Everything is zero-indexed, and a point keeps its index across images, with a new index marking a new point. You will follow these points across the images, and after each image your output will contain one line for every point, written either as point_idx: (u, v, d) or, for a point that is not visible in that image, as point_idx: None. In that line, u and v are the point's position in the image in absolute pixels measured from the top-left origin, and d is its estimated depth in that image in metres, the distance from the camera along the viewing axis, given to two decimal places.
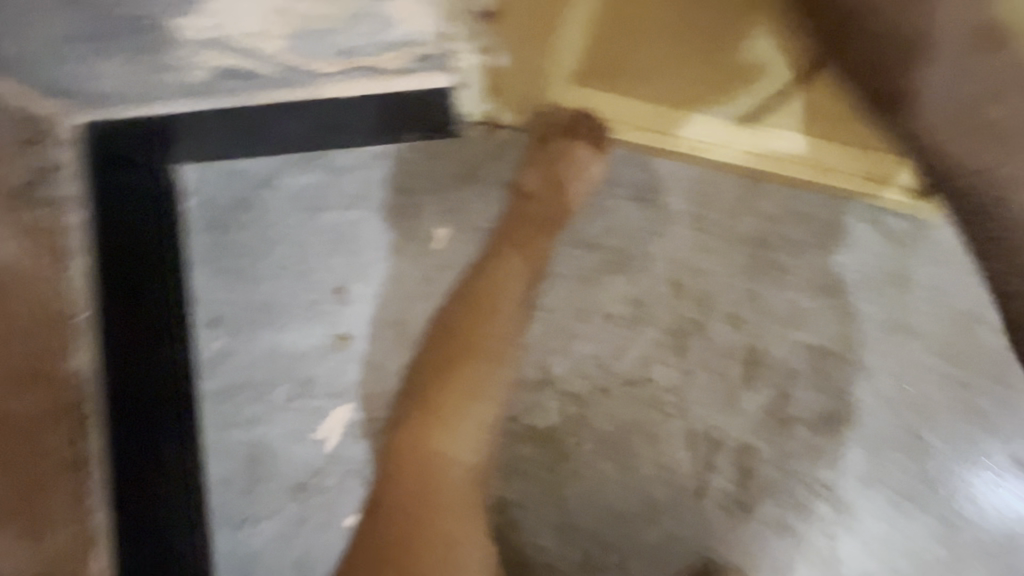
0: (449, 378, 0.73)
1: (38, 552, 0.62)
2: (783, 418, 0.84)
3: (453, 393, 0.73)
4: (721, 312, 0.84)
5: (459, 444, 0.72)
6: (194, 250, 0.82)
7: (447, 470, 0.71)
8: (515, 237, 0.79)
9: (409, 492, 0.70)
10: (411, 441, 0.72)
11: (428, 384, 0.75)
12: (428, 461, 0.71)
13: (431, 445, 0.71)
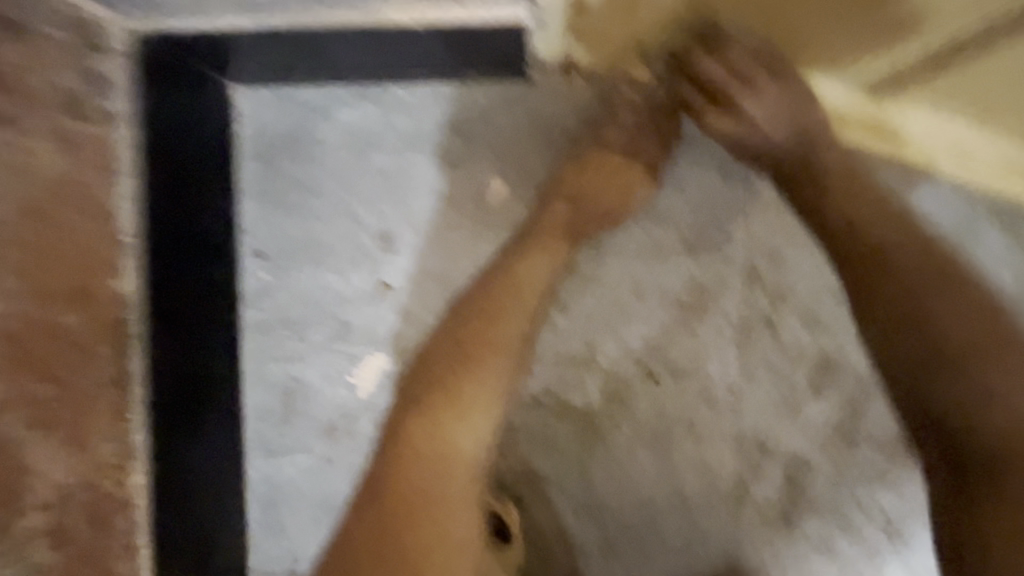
0: (466, 366, 0.69)
1: (81, 464, 0.56)
2: (848, 433, 0.75)
3: (468, 381, 0.69)
4: (797, 309, 0.75)
5: (466, 435, 0.68)
6: (245, 177, 0.80)
7: (443, 467, 0.66)
8: (576, 220, 0.74)
9: (395, 491, 0.65)
10: (411, 436, 0.67)
11: (432, 381, 0.70)
12: (433, 450, 0.67)
13: (437, 433, 0.67)
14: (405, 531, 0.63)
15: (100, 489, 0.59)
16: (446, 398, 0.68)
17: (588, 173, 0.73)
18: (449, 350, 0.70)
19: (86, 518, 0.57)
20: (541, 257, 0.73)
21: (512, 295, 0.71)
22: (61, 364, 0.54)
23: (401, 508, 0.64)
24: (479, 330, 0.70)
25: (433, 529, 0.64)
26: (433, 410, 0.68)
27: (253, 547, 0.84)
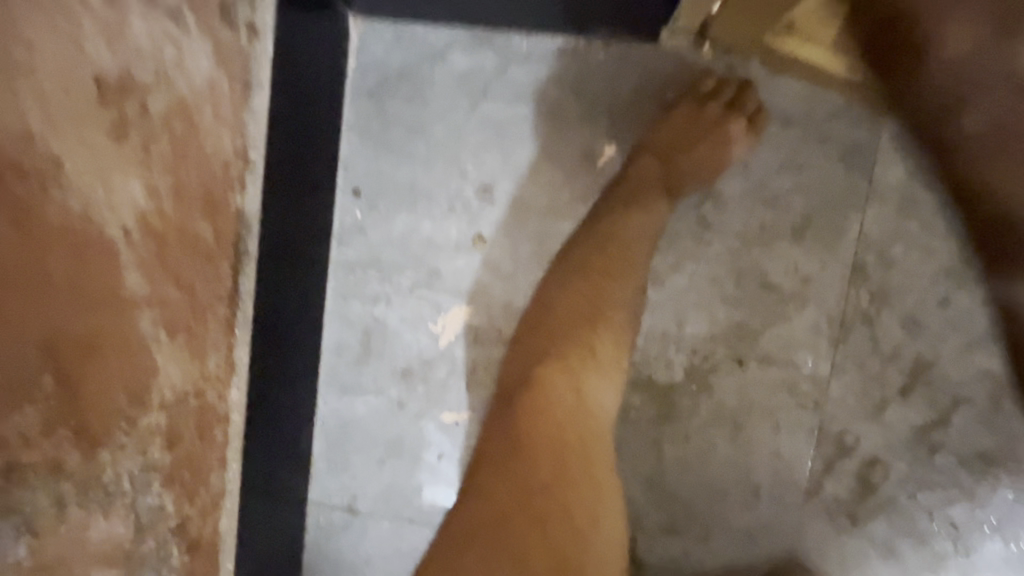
0: (598, 315, 0.68)
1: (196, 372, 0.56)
2: (932, 443, 0.74)
3: (590, 325, 0.68)
4: (899, 311, 0.73)
5: (603, 386, 0.67)
6: (352, 112, 0.79)
7: (582, 426, 0.64)
8: (669, 170, 0.71)
9: (546, 446, 0.62)
10: (557, 385, 0.65)
11: (543, 345, 0.68)
12: (579, 403, 0.65)
13: (581, 382, 0.66)
14: (562, 488, 0.60)
15: (205, 404, 0.59)
16: (565, 362, 0.66)
17: (674, 126, 0.72)
18: (555, 305, 0.70)
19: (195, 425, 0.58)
20: (644, 213, 0.71)
21: (621, 253, 0.70)
22: (186, 269, 0.53)
23: (554, 473, 0.61)
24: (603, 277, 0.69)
25: (585, 478, 0.62)
26: (558, 368, 0.66)
27: (314, 480, 0.86)
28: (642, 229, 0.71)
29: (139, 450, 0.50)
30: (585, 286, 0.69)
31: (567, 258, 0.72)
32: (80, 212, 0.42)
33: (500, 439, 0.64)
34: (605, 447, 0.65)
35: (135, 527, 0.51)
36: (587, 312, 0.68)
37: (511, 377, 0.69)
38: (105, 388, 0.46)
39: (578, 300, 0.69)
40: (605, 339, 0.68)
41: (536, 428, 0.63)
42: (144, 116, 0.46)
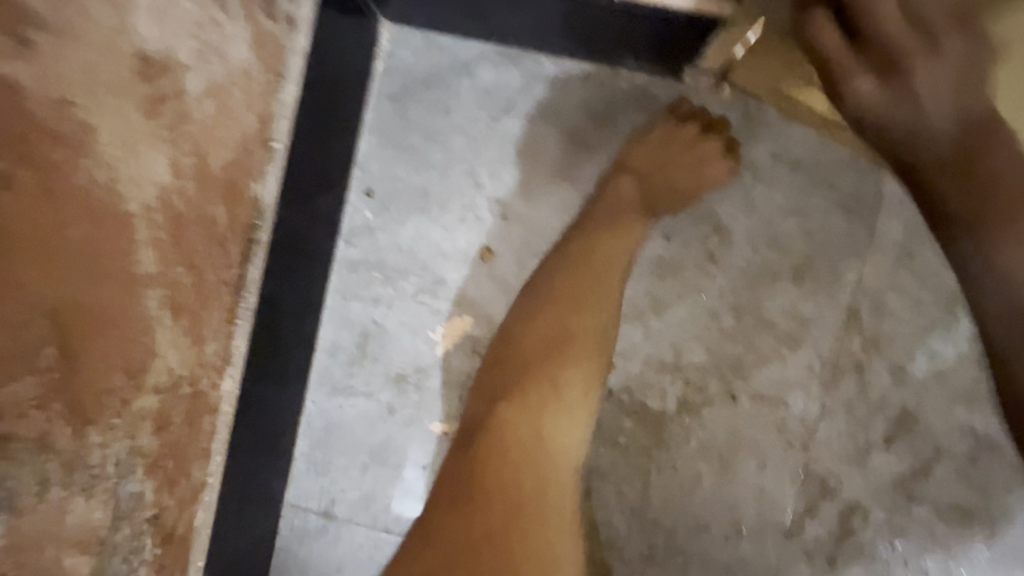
0: (562, 347, 0.64)
1: (195, 355, 0.55)
2: (911, 492, 0.76)
3: (552, 356, 0.64)
4: (888, 361, 0.75)
5: (569, 427, 0.63)
6: (373, 114, 0.79)
7: (533, 479, 0.60)
8: (647, 190, 0.73)
9: (501, 491, 0.59)
10: (516, 426, 0.62)
11: (504, 380, 0.65)
12: (539, 443, 0.61)
13: (544, 421, 0.62)
14: (504, 540, 0.57)
15: (198, 391, 0.57)
16: (524, 400, 0.63)
17: (651, 145, 0.74)
18: (518, 336, 0.67)
19: (186, 412, 0.56)
20: (620, 232, 0.70)
21: (591, 281, 0.67)
22: (199, 254, 0.52)
23: (506, 517, 0.58)
24: (565, 304, 0.66)
25: (540, 527, 0.59)
26: (514, 407, 0.63)
27: (293, 480, 0.84)
28: (623, 248, 0.70)
29: (128, 434, 0.48)
30: (547, 317, 0.66)
31: (540, 284, 0.69)
32: (103, 183, 0.41)
33: (450, 477, 0.63)
34: (563, 492, 0.62)
35: (113, 513, 0.49)
36: (550, 346, 0.65)
37: (472, 414, 0.66)
38: (102, 366, 0.44)
39: (543, 329, 0.66)
40: (571, 375, 0.64)
41: (487, 476, 0.60)
42: (180, 94, 0.46)
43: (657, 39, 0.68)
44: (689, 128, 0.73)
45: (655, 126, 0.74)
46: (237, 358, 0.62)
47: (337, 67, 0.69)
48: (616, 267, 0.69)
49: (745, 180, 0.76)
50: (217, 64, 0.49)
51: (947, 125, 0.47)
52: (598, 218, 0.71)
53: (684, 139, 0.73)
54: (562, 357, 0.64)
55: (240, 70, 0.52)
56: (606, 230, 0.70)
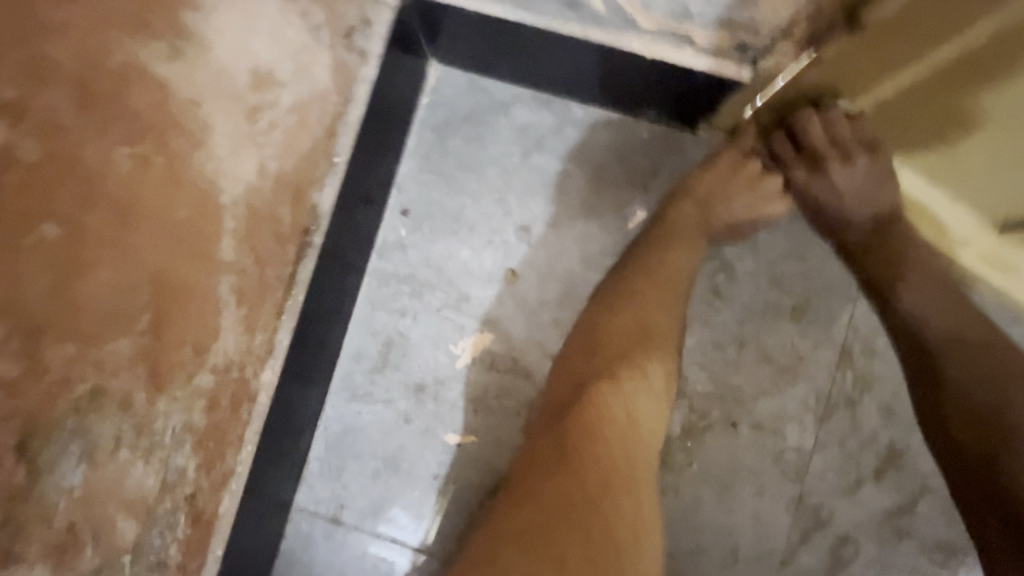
0: (648, 337, 0.71)
1: (245, 343, 0.59)
2: (898, 528, 0.80)
3: (638, 343, 0.69)
4: (878, 399, 0.81)
5: (655, 407, 0.68)
6: (414, 141, 0.87)
7: (622, 455, 0.62)
8: (710, 204, 0.76)
9: (593, 467, 0.60)
10: (610, 405, 0.64)
11: (596, 364, 0.68)
12: (629, 422, 0.64)
13: (633, 401, 0.65)
14: (599, 502, 0.59)
15: (244, 377, 0.60)
16: (615, 381, 0.66)
17: (712, 175, 0.77)
18: (605, 322, 0.72)
19: (230, 397, 0.59)
20: (683, 250, 0.76)
21: (665, 283, 0.74)
22: (265, 248, 0.57)
23: (599, 483, 0.59)
24: (647, 286, 0.73)
25: (631, 500, 0.60)
26: (600, 398, 0.64)
27: (304, 483, 0.85)
28: (676, 264, 0.76)
29: (185, 407, 0.52)
30: (633, 305, 0.72)
31: (624, 281, 0.75)
32: (208, 174, 0.46)
33: (544, 447, 0.64)
34: (648, 469, 0.64)
35: (160, 484, 0.51)
36: (639, 337, 0.70)
37: (559, 391, 0.70)
38: (178, 340, 0.48)
39: (629, 317, 0.71)
40: (656, 364, 0.69)
41: (584, 443, 0.61)
42: (275, 106, 0.52)
43: (676, 101, 0.76)
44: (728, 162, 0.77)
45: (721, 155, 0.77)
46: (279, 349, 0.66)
47: (392, 97, 0.76)
48: (673, 281, 0.75)
49: None
50: (305, 84, 0.56)
51: (862, 194, 0.71)
52: (659, 233, 0.77)
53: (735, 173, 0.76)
54: (646, 343, 0.70)
55: (320, 90, 0.59)
56: (672, 246, 0.76)
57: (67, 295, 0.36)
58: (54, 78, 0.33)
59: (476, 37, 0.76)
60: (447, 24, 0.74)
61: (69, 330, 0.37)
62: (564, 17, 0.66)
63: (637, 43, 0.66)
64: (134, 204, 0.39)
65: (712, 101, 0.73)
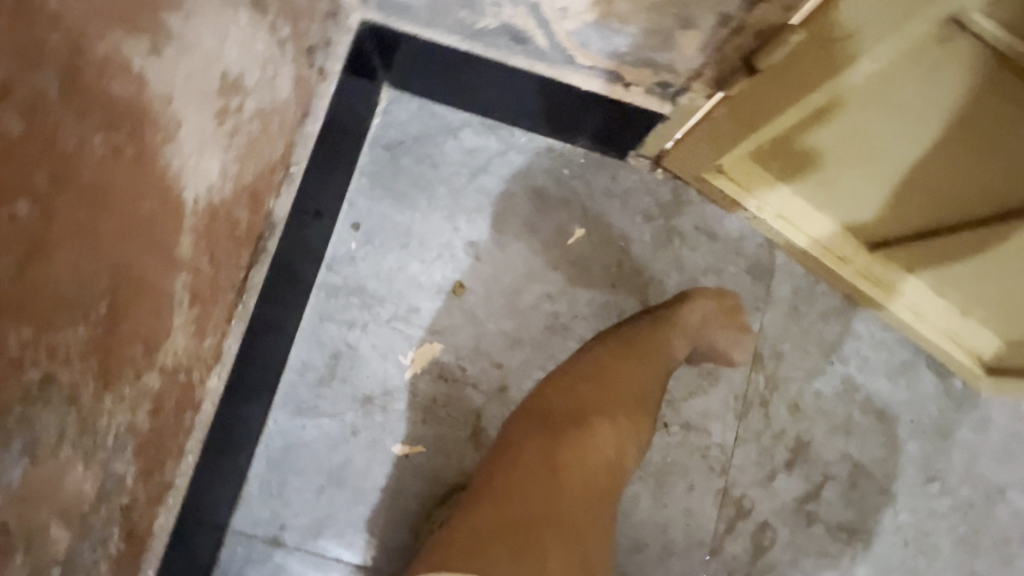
0: (643, 387, 0.75)
1: (196, 344, 0.58)
2: (808, 513, 0.90)
3: (626, 386, 0.74)
4: (785, 398, 0.92)
5: (631, 450, 0.70)
6: (365, 159, 0.90)
7: (598, 487, 0.64)
8: (706, 323, 0.84)
9: (562, 487, 0.62)
10: (601, 438, 0.67)
11: (584, 399, 0.71)
12: (607, 457, 0.67)
13: (612, 437, 0.68)
14: (561, 525, 0.59)
15: (190, 382, 0.59)
16: (601, 414, 0.69)
17: (708, 302, 0.85)
18: (609, 367, 0.76)
19: (175, 404, 0.58)
20: (676, 344, 0.81)
21: (655, 354, 0.79)
22: (221, 251, 0.58)
23: (559, 510, 0.60)
24: (649, 355, 0.78)
25: (589, 529, 0.61)
26: (591, 440, 0.66)
27: (242, 505, 0.82)
28: (672, 349, 0.81)
29: (131, 408, 0.50)
30: (624, 354, 0.77)
31: (625, 340, 0.80)
32: (176, 170, 0.47)
33: (533, 456, 0.64)
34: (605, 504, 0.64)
35: (99, 491, 0.49)
36: (630, 388, 0.75)
37: (556, 404, 0.70)
38: (133, 335, 0.47)
39: (621, 358, 0.77)
40: (640, 412, 0.73)
41: (570, 462, 0.64)
42: (240, 112, 0.54)
43: (608, 132, 0.86)
44: (728, 298, 0.86)
45: (724, 295, 0.86)
46: (228, 355, 0.65)
47: (346, 115, 0.80)
48: (663, 356, 0.80)
49: (675, 243, 0.92)
50: (269, 94, 0.58)
51: None
52: (659, 322, 0.82)
53: (725, 300, 0.86)
54: (634, 391, 0.74)
55: (281, 101, 0.61)
56: (675, 337, 0.81)
57: (25, 275, 0.35)
58: (47, 60, 0.33)
59: (427, 66, 0.82)
60: (401, 52, 0.79)
61: (24, 312, 0.35)
62: (512, 49, 0.73)
63: (574, 77, 0.75)
64: (105, 191, 0.40)
65: (639, 131, 0.83)
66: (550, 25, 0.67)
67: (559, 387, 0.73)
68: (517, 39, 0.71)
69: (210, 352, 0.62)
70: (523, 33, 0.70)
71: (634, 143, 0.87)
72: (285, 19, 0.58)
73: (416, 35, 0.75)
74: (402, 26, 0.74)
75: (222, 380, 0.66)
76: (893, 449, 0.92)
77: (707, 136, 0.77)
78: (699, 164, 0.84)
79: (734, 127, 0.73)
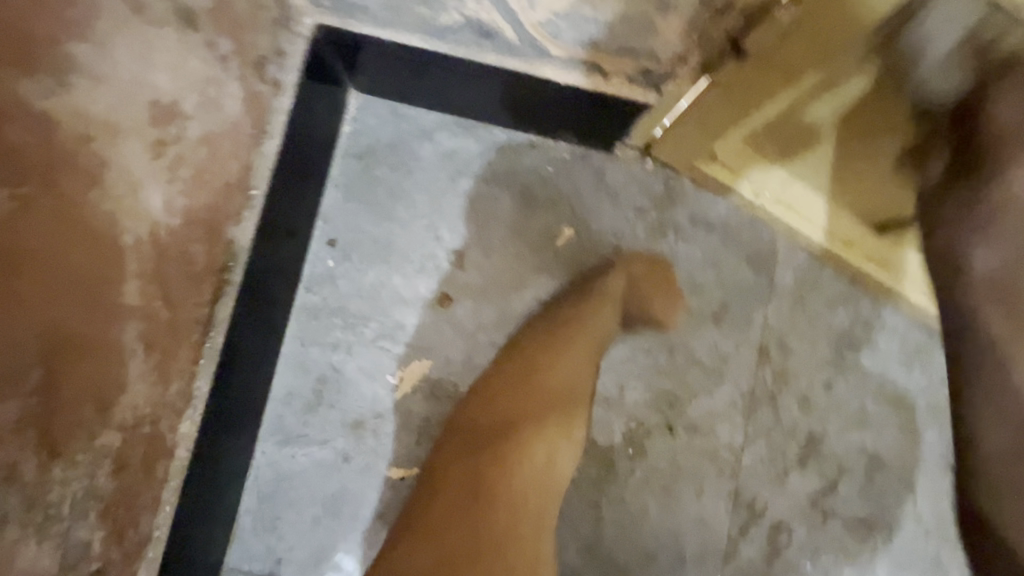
0: (571, 384, 0.76)
1: (159, 392, 0.55)
2: (825, 510, 0.86)
3: (549, 386, 0.75)
4: (795, 391, 0.87)
5: (567, 459, 0.73)
6: (337, 170, 0.85)
7: (524, 502, 0.68)
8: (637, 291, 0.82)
9: (485, 515, 0.66)
10: (531, 452, 0.71)
11: (508, 412, 0.73)
12: (540, 467, 0.71)
13: (529, 449, 0.71)
14: (489, 557, 0.64)
15: (157, 431, 0.55)
16: (537, 427, 0.72)
17: (639, 271, 0.83)
18: (531, 372, 0.76)
19: (142, 456, 0.54)
20: (600, 323, 0.80)
21: (582, 342, 0.78)
22: (177, 290, 0.54)
23: (488, 536, 0.65)
24: (564, 339, 0.78)
25: (517, 547, 0.66)
26: (514, 455, 0.70)
27: (236, 541, 0.79)
28: (596, 327, 0.79)
29: (87, 472, 0.46)
30: (546, 350, 0.77)
31: (546, 334, 0.79)
32: (107, 213, 0.43)
33: (457, 481, 0.69)
34: (541, 522, 0.69)
35: (61, 563, 0.45)
36: (563, 392, 0.75)
37: (479, 419, 0.74)
38: (78, 397, 0.43)
39: (543, 358, 0.77)
40: (577, 416, 0.75)
41: (496, 487, 0.68)
42: (182, 139, 0.50)
43: (592, 125, 0.80)
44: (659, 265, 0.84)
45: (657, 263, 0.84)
46: (200, 396, 0.61)
47: (311, 127, 0.75)
48: (589, 336, 0.79)
49: (670, 238, 0.87)
50: (215, 116, 0.54)
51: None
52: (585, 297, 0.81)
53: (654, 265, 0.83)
54: (564, 391, 0.76)
55: (230, 122, 0.56)
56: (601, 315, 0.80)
57: None
58: None
59: (393, 67, 0.76)
60: (364, 56, 0.74)
61: None
62: (479, 45, 0.68)
63: (549, 70, 0.69)
64: None
65: (625, 123, 0.78)
66: (518, 16, 0.64)
67: (481, 393, 0.77)
68: (484, 33, 0.66)
69: (178, 398, 0.58)
70: (490, 25, 0.65)
71: (621, 135, 0.81)
72: (224, 33, 0.53)
73: (375, 37, 0.69)
74: (359, 26, 0.68)
75: (195, 423, 0.62)
76: (910, 438, 0.88)
77: (690, 125, 0.72)
78: (683, 152, 0.79)
79: (732, 117, 0.68)
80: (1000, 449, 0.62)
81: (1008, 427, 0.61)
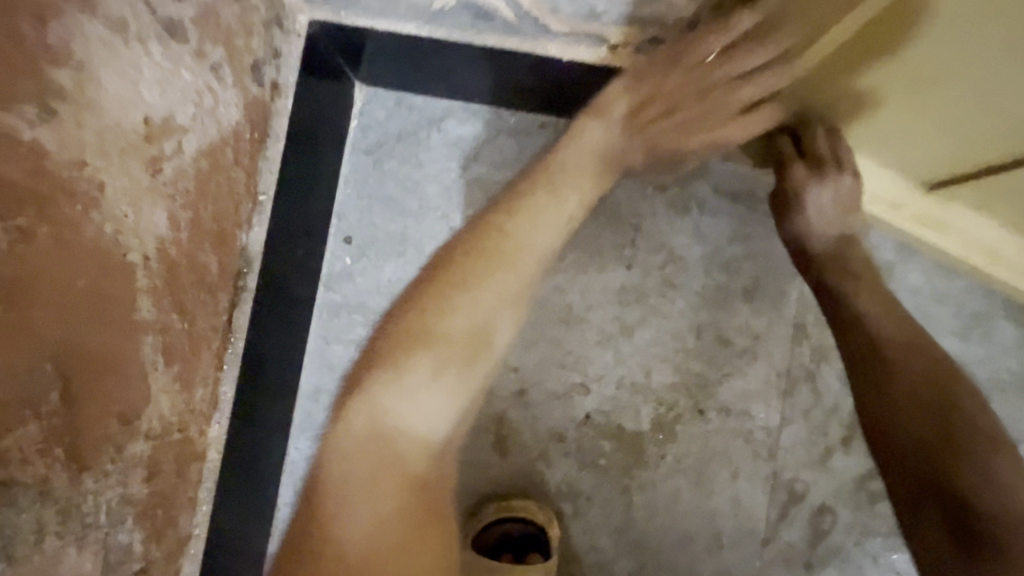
0: (427, 318, 0.69)
1: (183, 401, 0.56)
2: (873, 492, 0.82)
3: (399, 341, 0.68)
4: (836, 367, 0.82)
5: (417, 421, 0.65)
6: (347, 166, 0.84)
7: (337, 490, 0.62)
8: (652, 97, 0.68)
9: (317, 500, 0.62)
10: (353, 420, 0.65)
11: (357, 378, 0.69)
12: (370, 442, 0.63)
13: (351, 413, 0.66)
14: (325, 530, 0.60)
15: (187, 437, 0.58)
16: (363, 390, 0.67)
17: (644, 82, 0.68)
18: (391, 326, 0.71)
19: (173, 460, 0.56)
20: (547, 217, 0.73)
21: (464, 274, 0.70)
22: (191, 301, 0.55)
23: (320, 520, 0.61)
24: (438, 272, 0.72)
25: (354, 514, 0.61)
26: (334, 435, 0.66)
27: (277, 533, 0.82)
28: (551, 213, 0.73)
29: (120, 481, 0.49)
30: (411, 300, 0.72)
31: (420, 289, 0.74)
32: None
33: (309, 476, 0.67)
34: (386, 495, 0.62)
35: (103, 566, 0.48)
36: (404, 336, 0.68)
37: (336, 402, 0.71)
38: (103, 414, 0.45)
39: (407, 313, 0.70)
40: (419, 361, 0.67)
41: (327, 470, 0.64)
42: (179, 153, 0.50)
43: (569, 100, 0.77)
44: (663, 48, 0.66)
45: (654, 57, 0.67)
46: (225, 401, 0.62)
47: (318, 125, 0.74)
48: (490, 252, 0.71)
49: (693, 215, 0.83)
50: (213, 125, 0.54)
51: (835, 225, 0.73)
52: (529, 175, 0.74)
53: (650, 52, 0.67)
54: (411, 346, 0.67)
55: (230, 128, 0.56)
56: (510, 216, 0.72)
57: None
58: None
59: (394, 57, 0.74)
60: (365, 48, 0.73)
61: None
62: (477, 27, 0.67)
63: (551, 47, 0.68)
64: None
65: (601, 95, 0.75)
66: None
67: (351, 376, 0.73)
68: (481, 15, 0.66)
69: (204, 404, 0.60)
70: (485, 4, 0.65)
71: None
72: (213, 40, 0.53)
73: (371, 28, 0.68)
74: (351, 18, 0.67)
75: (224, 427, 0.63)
76: None
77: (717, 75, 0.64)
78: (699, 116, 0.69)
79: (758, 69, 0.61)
80: (883, 343, 0.67)
81: (878, 323, 0.69)
